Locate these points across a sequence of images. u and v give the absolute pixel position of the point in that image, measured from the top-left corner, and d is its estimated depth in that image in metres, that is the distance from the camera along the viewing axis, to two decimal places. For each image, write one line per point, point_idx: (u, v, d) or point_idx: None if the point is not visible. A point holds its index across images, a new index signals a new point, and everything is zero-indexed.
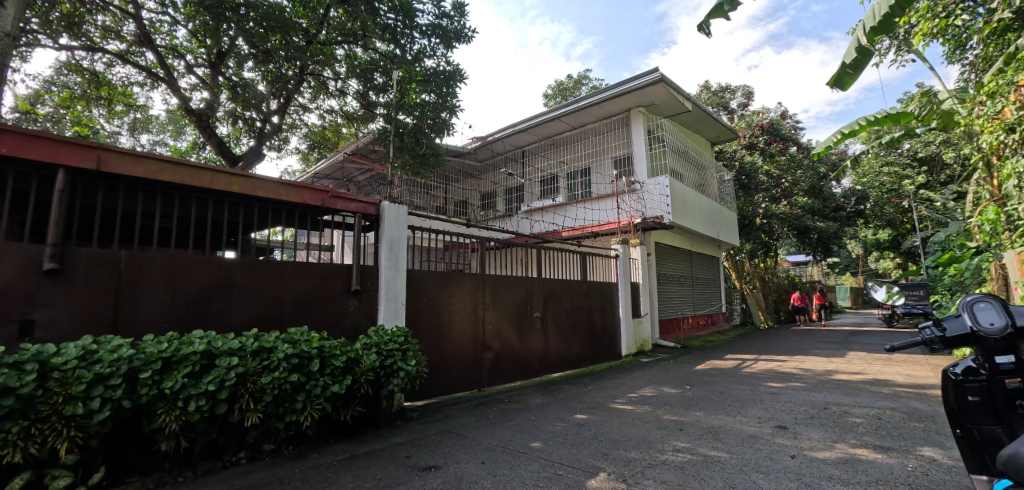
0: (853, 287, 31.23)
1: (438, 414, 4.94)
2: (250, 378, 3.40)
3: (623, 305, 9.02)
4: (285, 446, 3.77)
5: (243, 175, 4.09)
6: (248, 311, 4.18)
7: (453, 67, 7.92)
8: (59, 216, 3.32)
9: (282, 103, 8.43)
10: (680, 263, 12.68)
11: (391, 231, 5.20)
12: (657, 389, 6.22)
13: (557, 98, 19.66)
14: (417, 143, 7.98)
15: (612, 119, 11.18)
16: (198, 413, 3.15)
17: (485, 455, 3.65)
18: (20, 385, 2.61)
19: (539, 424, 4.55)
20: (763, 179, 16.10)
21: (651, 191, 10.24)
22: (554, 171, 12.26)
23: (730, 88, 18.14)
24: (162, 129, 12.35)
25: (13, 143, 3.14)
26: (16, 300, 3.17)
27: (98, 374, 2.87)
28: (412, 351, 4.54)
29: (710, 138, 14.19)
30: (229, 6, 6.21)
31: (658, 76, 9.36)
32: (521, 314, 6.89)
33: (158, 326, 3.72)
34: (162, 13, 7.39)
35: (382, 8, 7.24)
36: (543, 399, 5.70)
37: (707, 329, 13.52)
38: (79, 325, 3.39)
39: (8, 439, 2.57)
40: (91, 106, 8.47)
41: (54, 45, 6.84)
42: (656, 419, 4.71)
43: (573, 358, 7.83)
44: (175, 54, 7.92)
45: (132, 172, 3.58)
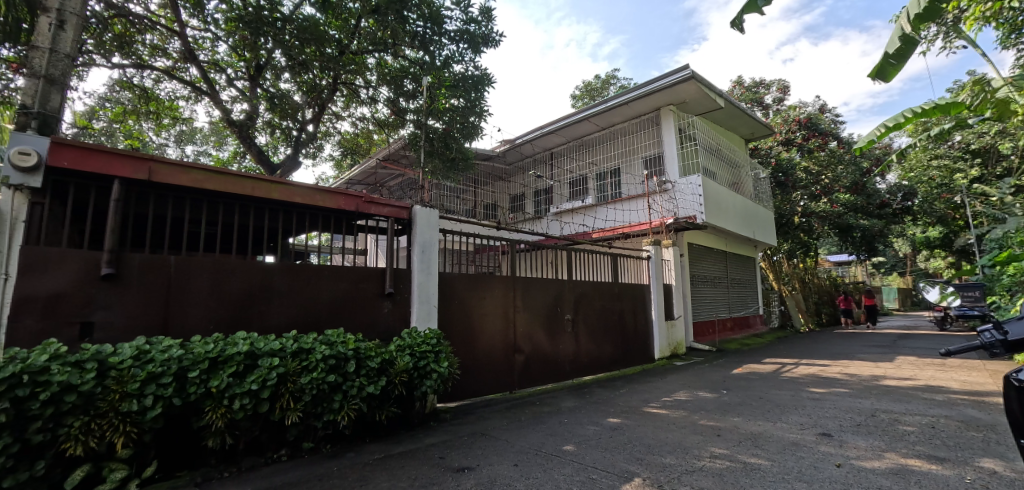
0: (902, 288, 29.54)
1: (470, 416, 4.97)
2: (290, 378, 3.52)
3: (656, 307, 8.85)
4: (323, 444, 3.87)
5: (282, 182, 4.23)
6: (287, 313, 4.33)
7: (481, 72, 7.98)
8: (115, 223, 3.53)
9: (316, 112, 8.70)
10: (714, 264, 12.36)
11: (423, 236, 5.27)
12: (692, 394, 6.08)
13: (586, 99, 19.54)
14: (447, 148, 8.08)
15: (642, 118, 11.02)
16: (242, 411, 3.28)
17: (518, 458, 3.65)
18: (81, 383, 2.79)
19: (571, 428, 4.51)
20: (801, 176, 15.52)
21: (683, 191, 10.04)
22: (583, 172, 12.17)
23: (764, 83, 17.61)
24: (205, 140, 12.96)
25: (74, 155, 3.37)
26: (76, 302, 3.38)
27: (151, 373, 3.03)
28: (445, 353, 4.58)
29: (744, 135, 13.79)
30: (267, 21, 6.48)
31: (689, 73, 9.18)
32: (551, 316, 6.86)
33: (204, 327, 3.89)
34: (204, 29, 7.76)
35: (411, 16, 7.34)
36: (575, 402, 5.65)
37: (744, 332, 13.11)
38: (134, 326, 3.59)
39: (70, 433, 2.75)
40: (141, 120, 8.96)
41: (107, 63, 7.28)
42: (692, 425, 4.59)
43: (605, 361, 7.73)
44: (217, 68, 8.32)
45: (181, 182, 3.77)
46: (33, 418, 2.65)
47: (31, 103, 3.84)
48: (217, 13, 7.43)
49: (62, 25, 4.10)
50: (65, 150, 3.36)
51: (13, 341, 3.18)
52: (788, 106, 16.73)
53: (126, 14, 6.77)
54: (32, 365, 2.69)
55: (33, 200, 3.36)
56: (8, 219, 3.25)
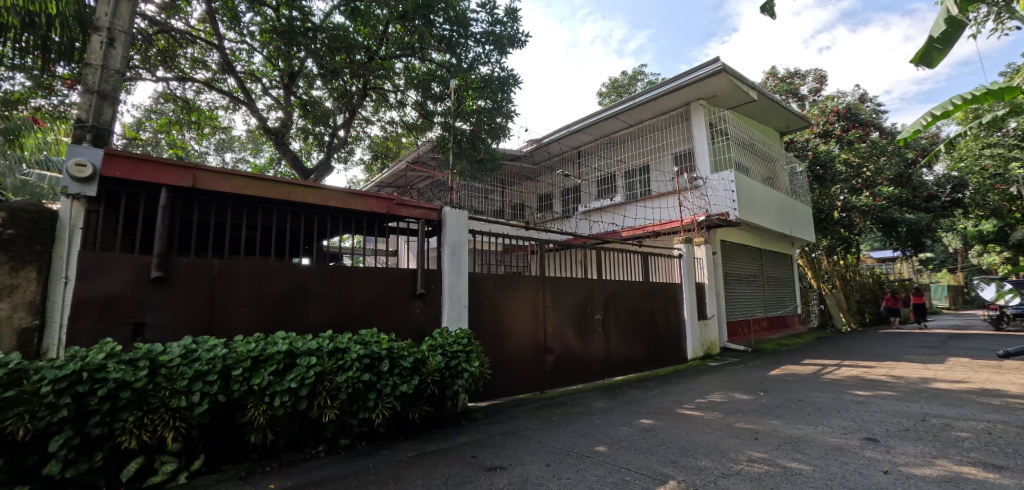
0: (953, 287, 27.84)
1: (501, 416, 4.99)
2: (327, 376, 3.61)
3: (689, 306, 8.66)
4: (358, 441, 3.96)
5: (316, 187, 4.35)
6: (323, 313, 4.46)
7: (507, 73, 7.98)
8: (163, 229, 3.71)
9: (347, 117, 8.90)
10: (749, 262, 12.01)
11: (452, 237, 5.33)
12: (728, 395, 5.92)
13: (612, 96, 19.31)
14: (475, 149, 8.13)
15: (672, 114, 10.81)
16: (282, 408, 3.39)
17: (550, 458, 3.64)
18: (135, 380, 2.95)
19: (603, 429, 4.47)
20: (841, 169, 14.87)
21: (715, 188, 9.80)
22: (612, 171, 12.02)
23: (799, 73, 17.00)
24: (243, 147, 13.47)
25: (126, 165, 3.57)
26: (129, 304, 3.58)
27: (197, 370, 3.18)
28: (476, 353, 4.61)
29: (778, 128, 13.36)
30: (300, 31, 6.70)
31: (719, 66, 8.95)
32: (581, 316, 6.81)
33: (246, 328, 4.05)
34: (241, 41, 8.06)
35: (438, 20, 7.41)
36: (606, 403, 5.59)
37: (781, 332, 12.67)
38: (181, 326, 3.77)
39: (126, 427, 2.90)
40: (183, 130, 9.38)
41: (152, 77, 7.67)
42: (728, 427, 4.47)
43: (636, 362, 7.62)
44: (253, 78, 8.65)
45: (222, 189, 3.93)
46: (92, 412, 2.83)
47: (86, 118, 4.08)
48: (252, 24, 7.70)
49: (112, 43, 4.34)
50: (116, 161, 3.55)
51: (73, 341, 3.39)
52: (825, 96, 16.07)
53: (168, 29, 7.10)
54: (91, 363, 2.88)
55: (89, 208, 3.57)
56: (68, 227, 3.46)
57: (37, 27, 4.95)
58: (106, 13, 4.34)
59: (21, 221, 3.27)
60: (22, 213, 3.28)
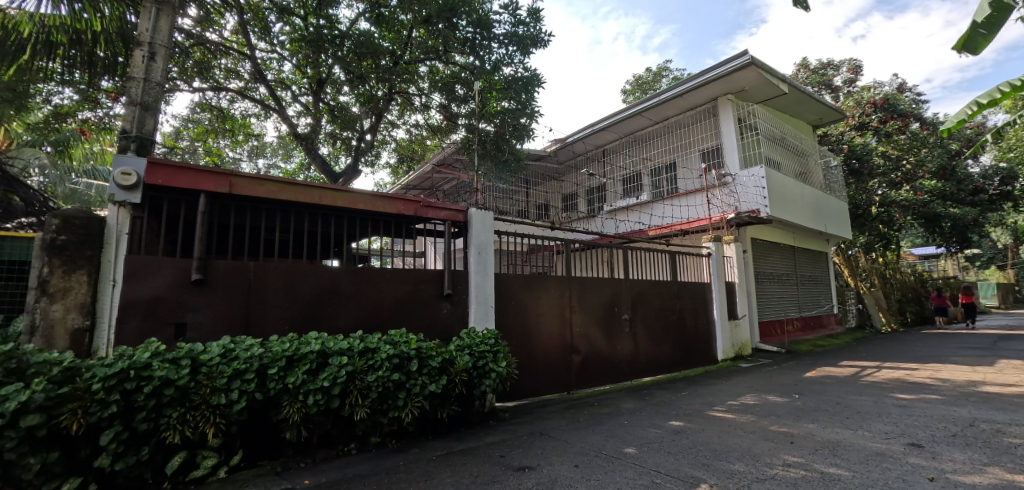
0: (1004, 286, 26.24)
1: (529, 416, 5.00)
2: (358, 376, 3.68)
3: (719, 306, 8.47)
4: (389, 439, 4.03)
5: (344, 190, 4.45)
6: (353, 314, 4.56)
7: (531, 73, 7.98)
8: (201, 234, 3.86)
9: (373, 121, 9.05)
10: (781, 260, 11.66)
11: (478, 237, 5.36)
12: (761, 397, 5.75)
13: (637, 93, 19.07)
14: (499, 150, 8.11)
15: (698, 110, 10.61)
16: (316, 406, 3.47)
17: (579, 459, 3.63)
18: (178, 378, 3.09)
19: (632, 430, 4.42)
20: (879, 162, 14.26)
21: (745, 184, 9.57)
22: (637, 168, 11.86)
23: (832, 64, 16.39)
24: (275, 153, 13.89)
25: (167, 173, 3.74)
26: (171, 306, 3.74)
27: (236, 369, 3.30)
28: (503, 353, 4.63)
29: (811, 121, 12.93)
30: (327, 39, 6.86)
31: (748, 59, 8.72)
32: (607, 316, 6.75)
33: (281, 328, 4.18)
34: (271, 51, 8.31)
35: (461, 23, 7.46)
36: (634, 404, 5.52)
37: (817, 333, 12.26)
38: (220, 326, 3.92)
39: (170, 422, 3.04)
40: (219, 138, 9.73)
41: (189, 88, 7.99)
42: (762, 430, 4.35)
43: (665, 363, 7.51)
44: (283, 86, 8.92)
45: (256, 194, 4.06)
46: (138, 408, 2.97)
47: (130, 128, 4.29)
48: (282, 34, 7.96)
49: (153, 57, 4.52)
50: (159, 169, 3.72)
51: (121, 340, 3.56)
52: (861, 87, 15.42)
53: (203, 42, 7.39)
54: (137, 362, 3.02)
55: (134, 214, 3.74)
56: (115, 233, 3.63)
57: (83, 43, 5.27)
58: (146, 29, 4.53)
59: (73, 228, 3.46)
60: (74, 220, 3.47)
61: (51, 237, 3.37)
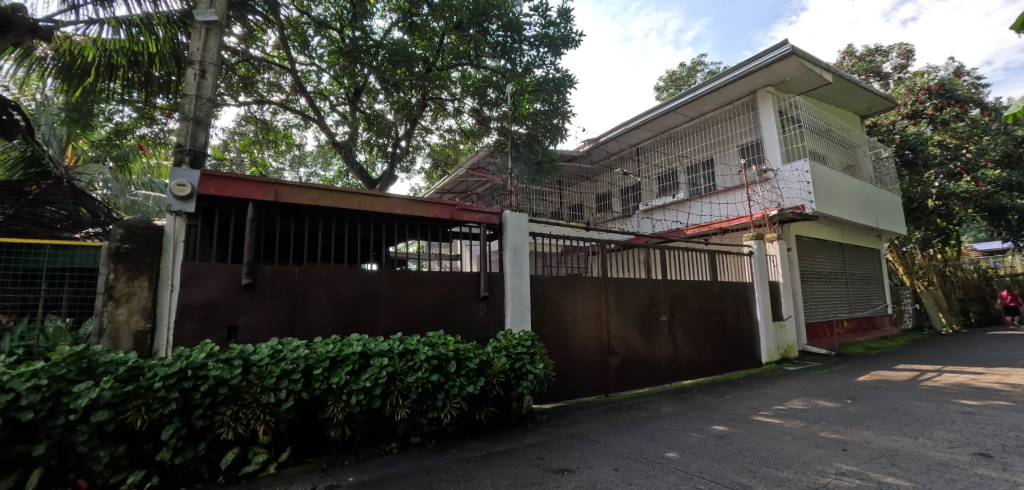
0: None
1: (566, 418, 4.96)
2: (398, 377, 3.77)
3: (763, 306, 8.17)
4: (428, 439, 4.09)
5: (382, 196, 4.56)
6: (393, 316, 4.67)
7: (562, 73, 7.95)
8: (251, 241, 4.04)
9: (408, 128, 9.24)
10: (830, 258, 11.13)
11: (514, 239, 5.38)
12: (810, 402, 5.50)
13: (670, 89, 18.67)
14: (532, 152, 8.05)
15: (736, 104, 10.29)
16: (358, 406, 3.57)
17: (619, 462, 3.58)
18: (230, 377, 3.24)
19: (673, 434, 4.32)
20: (935, 151, 13.39)
21: (788, 179, 9.19)
22: (673, 166, 11.59)
23: (880, 50, 15.54)
24: (315, 162, 14.38)
25: (219, 184, 3.95)
26: (223, 309, 3.94)
27: (284, 369, 3.44)
28: (540, 355, 4.63)
29: (859, 111, 12.30)
30: (364, 49, 7.07)
31: (789, 49, 8.38)
32: (645, 317, 6.62)
33: (325, 330, 4.33)
34: (310, 64, 8.63)
35: (492, 27, 7.52)
36: (675, 408, 5.40)
37: (870, 335, 11.62)
38: (269, 328, 4.09)
39: (224, 419, 3.20)
40: (263, 148, 10.15)
41: (235, 102, 8.40)
42: (813, 437, 4.16)
43: (706, 365, 7.30)
44: (322, 96, 9.25)
45: (301, 201, 4.23)
46: (196, 406, 3.15)
47: (184, 142, 4.55)
48: (320, 47, 8.27)
49: (203, 74, 4.78)
50: (211, 180, 3.94)
51: (178, 342, 3.77)
52: (913, 73, 14.54)
53: (248, 58, 7.77)
54: (194, 362, 3.20)
55: (189, 223, 3.97)
56: (172, 240, 3.86)
57: (140, 65, 5.69)
58: (197, 49, 4.80)
59: (135, 237, 3.70)
60: (136, 229, 3.72)
61: (116, 246, 3.63)
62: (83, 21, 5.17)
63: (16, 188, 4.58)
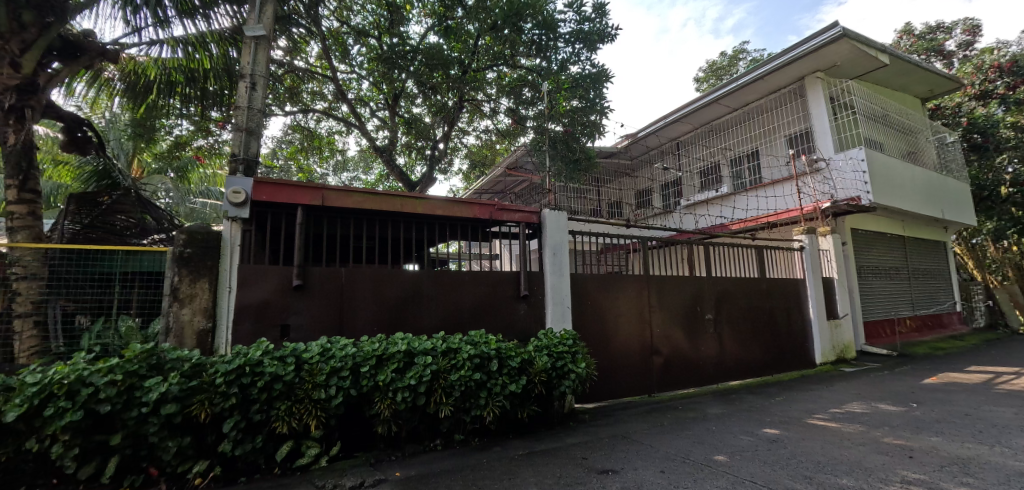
0: None
1: (609, 418, 4.90)
2: (442, 375, 3.83)
3: (816, 304, 7.78)
4: (471, 437, 4.14)
5: (422, 197, 4.65)
6: (435, 315, 4.76)
7: (599, 69, 7.83)
8: (300, 244, 4.22)
9: (446, 131, 9.37)
10: (889, 252, 10.43)
11: (554, 238, 5.37)
12: (870, 406, 5.18)
13: (711, 80, 18.07)
14: (570, 149, 7.98)
15: (782, 92, 9.83)
16: (404, 403, 3.66)
17: (665, 465, 3.49)
18: (284, 374, 3.40)
19: (722, 436, 4.18)
20: (1009, 134, 12.30)
21: (842, 169, 8.68)
22: (716, 159, 11.20)
23: (942, 27, 14.42)
24: (357, 167, 14.83)
25: (269, 190, 4.14)
26: (277, 309, 4.13)
27: (333, 367, 3.56)
28: (582, 353, 4.59)
29: (920, 94, 11.48)
30: (401, 55, 7.24)
31: (840, 31, 7.93)
32: (689, 316, 6.44)
33: (370, 329, 4.46)
34: (351, 72, 8.91)
35: (527, 26, 7.53)
36: (723, 409, 5.22)
37: (936, 334, 10.82)
38: (319, 326, 4.27)
39: (279, 414, 3.36)
40: (309, 155, 10.57)
41: (282, 111, 8.79)
42: (875, 442, 3.91)
43: (754, 365, 7.03)
44: (362, 103, 9.53)
45: (346, 205, 4.38)
46: (253, 400, 3.33)
47: (238, 152, 4.79)
48: (360, 55, 8.53)
49: (254, 86, 5.02)
50: (263, 187, 4.13)
51: (237, 340, 3.99)
52: (981, 50, 13.41)
53: (293, 69, 8.12)
54: (251, 359, 3.38)
55: (244, 228, 4.18)
56: (230, 244, 4.08)
57: (196, 80, 6.07)
58: (248, 63, 5.05)
59: (196, 242, 3.95)
60: (197, 235, 3.96)
61: (180, 251, 3.88)
62: (145, 42, 5.54)
63: (91, 198, 4.96)
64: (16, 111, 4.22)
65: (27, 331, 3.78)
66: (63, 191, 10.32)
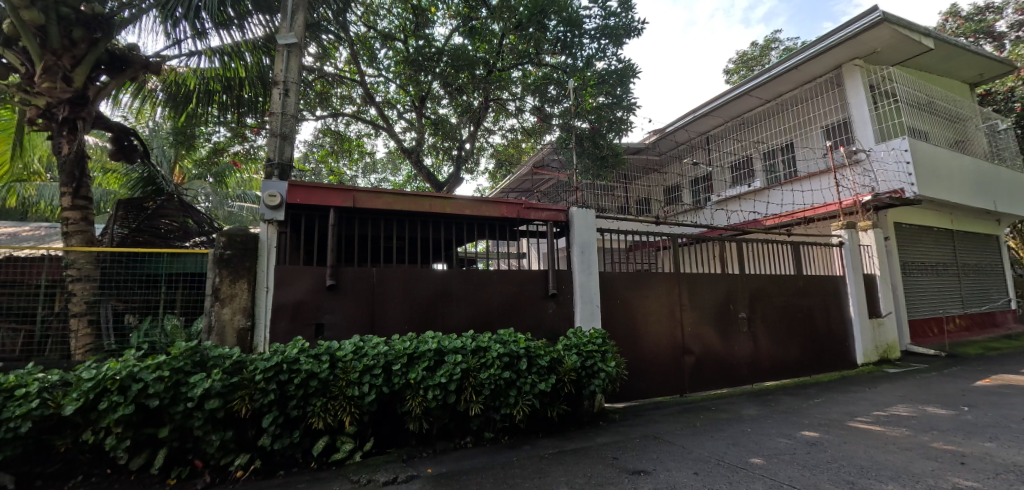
0: None
1: (639, 418, 4.83)
2: (472, 373, 3.87)
3: (857, 301, 7.47)
4: (501, 435, 4.16)
5: (450, 198, 4.70)
6: (465, 314, 4.81)
7: (625, 64, 7.72)
8: (333, 245, 4.33)
9: (472, 131, 9.43)
10: (936, 246, 9.91)
11: (582, 236, 5.34)
12: (917, 409, 4.95)
13: (741, 71, 17.56)
14: (597, 146, 7.90)
15: (818, 81, 9.46)
16: (435, 400, 3.72)
17: (698, 466, 3.43)
18: (320, 371, 3.50)
19: (758, 438, 4.07)
20: None
21: (884, 160, 8.28)
22: (748, 153, 10.88)
23: (993, 7, 13.58)
24: (385, 168, 15.09)
25: (301, 193, 4.27)
26: (311, 308, 4.25)
27: (366, 365, 3.64)
28: (611, 352, 4.56)
29: (968, 79, 10.85)
30: (427, 57, 7.35)
31: (880, 16, 7.57)
32: (722, 314, 6.29)
33: (401, 328, 4.54)
34: (378, 75, 9.07)
35: (552, 23, 7.49)
36: (758, 411, 5.07)
37: (989, 333, 10.23)
38: (352, 325, 4.37)
39: (314, 410, 3.46)
40: (339, 158, 10.82)
41: (313, 116, 9.03)
42: (923, 447, 3.73)
43: (791, 366, 6.81)
44: (389, 105, 9.68)
45: (375, 206, 4.46)
46: (291, 397, 3.44)
47: (273, 156, 4.94)
48: (386, 58, 8.68)
49: (287, 93, 5.17)
50: (296, 190, 4.26)
51: (274, 338, 4.13)
52: None
53: (323, 74, 8.33)
54: (288, 357, 3.49)
55: (280, 230, 4.32)
56: (266, 246, 4.22)
57: (233, 88, 6.31)
58: (281, 70, 5.21)
59: (235, 244, 4.11)
60: (236, 237, 4.12)
61: (220, 252, 4.05)
62: (185, 54, 5.78)
63: (137, 204, 5.22)
64: (69, 122, 4.46)
65: (82, 329, 4.02)
66: (112, 197, 10.89)
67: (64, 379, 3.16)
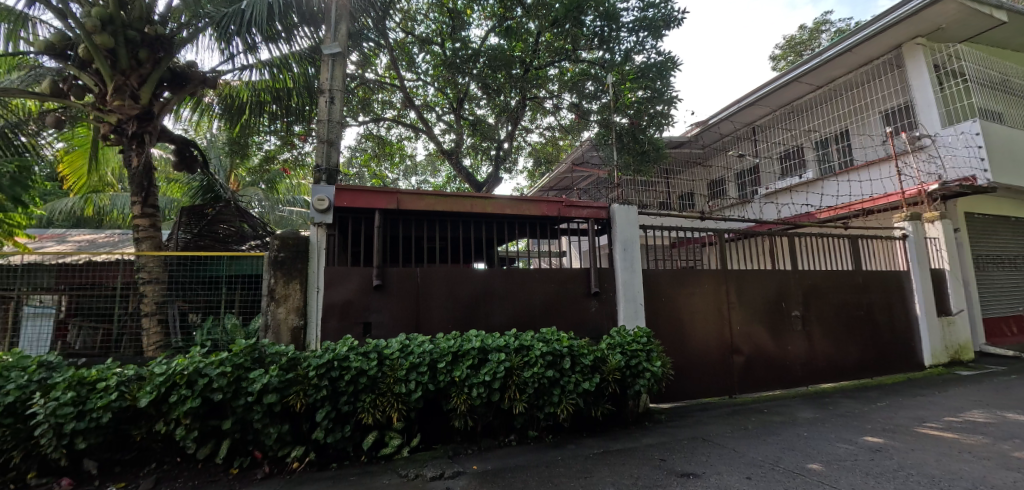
0: None
1: (687, 419, 4.71)
2: (515, 371, 3.90)
3: (924, 298, 6.96)
4: (545, 434, 4.17)
5: (490, 198, 4.74)
6: (507, 312, 4.84)
7: (665, 56, 7.53)
8: (379, 246, 4.46)
9: (509, 131, 9.45)
10: (1014, 238, 9.09)
11: (624, 233, 5.25)
12: (995, 414, 4.56)
13: (789, 56, 16.74)
14: (637, 141, 7.73)
15: (876, 63, 8.87)
16: (479, 398, 3.77)
17: (751, 471, 3.31)
18: (368, 368, 3.61)
19: (816, 443, 3.87)
20: None
21: (952, 145, 7.67)
22: (799, 142, 10.35)
23: None
24: (425, 170, 15.37)
25: (348, 197, 4.43)
26: (359, 307, 4.41)
27: (412, 362, 3.74)
28: (656, 352, 4.47)
29: None
30: (465, 60, 7.47)
31: None
32: (773, 312, 6.03)
33: (445, 326, 4.63)
34: (417, 79, 9.24)
35: (588, 18, 7.41)
36: (813, 414, 4.84)
37: None
38: (398, 324, 4.50)
39: (364, 406, 3.58)
40: (381, 162, 11.12)
41: (357, 121, 9.32)
42: (1003, 457, 3.44)
43: (850, 366, 6.44)
44: (428, 108, 9.85)
45: (418, 207, 4.56)
46: (342, 393, 3.58)
47: (320, 162, 5.13)
48: (424, 62, 8.87)
49: (332, 100, 5.37)
50: (344, 194, 4.43)
51: (325, 336, 4.31)
52: None
53: (365, 81, 8.58)
54: (339, 354, 3.63)
55: (328, 232, 4.49)
56: (316, 248, 4.40)
57: (282, 98, 6.62)
58: (327, 78, 5.41)
59: (288, 247, 4.31)
60: (289, 240, 4.32)
61: (274, 255, 4.26)
62: (238, 68, 6.10)
63: (198, 211, 5.66)
64: (138, 136, 4.86)
65: (153, 328, 4.30)
66: (175, 204, 11.66)
67: (138, 373, 3.41)
